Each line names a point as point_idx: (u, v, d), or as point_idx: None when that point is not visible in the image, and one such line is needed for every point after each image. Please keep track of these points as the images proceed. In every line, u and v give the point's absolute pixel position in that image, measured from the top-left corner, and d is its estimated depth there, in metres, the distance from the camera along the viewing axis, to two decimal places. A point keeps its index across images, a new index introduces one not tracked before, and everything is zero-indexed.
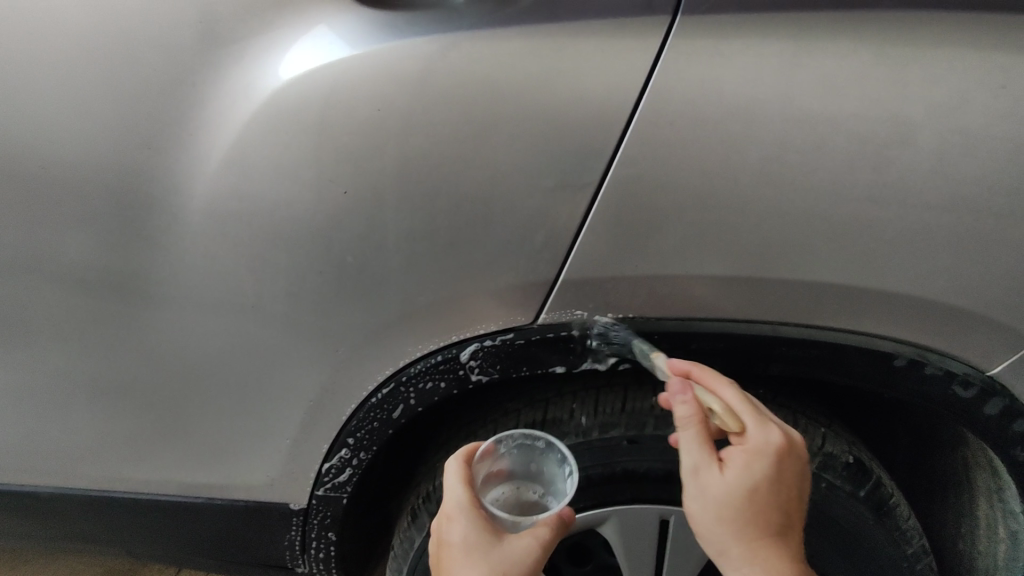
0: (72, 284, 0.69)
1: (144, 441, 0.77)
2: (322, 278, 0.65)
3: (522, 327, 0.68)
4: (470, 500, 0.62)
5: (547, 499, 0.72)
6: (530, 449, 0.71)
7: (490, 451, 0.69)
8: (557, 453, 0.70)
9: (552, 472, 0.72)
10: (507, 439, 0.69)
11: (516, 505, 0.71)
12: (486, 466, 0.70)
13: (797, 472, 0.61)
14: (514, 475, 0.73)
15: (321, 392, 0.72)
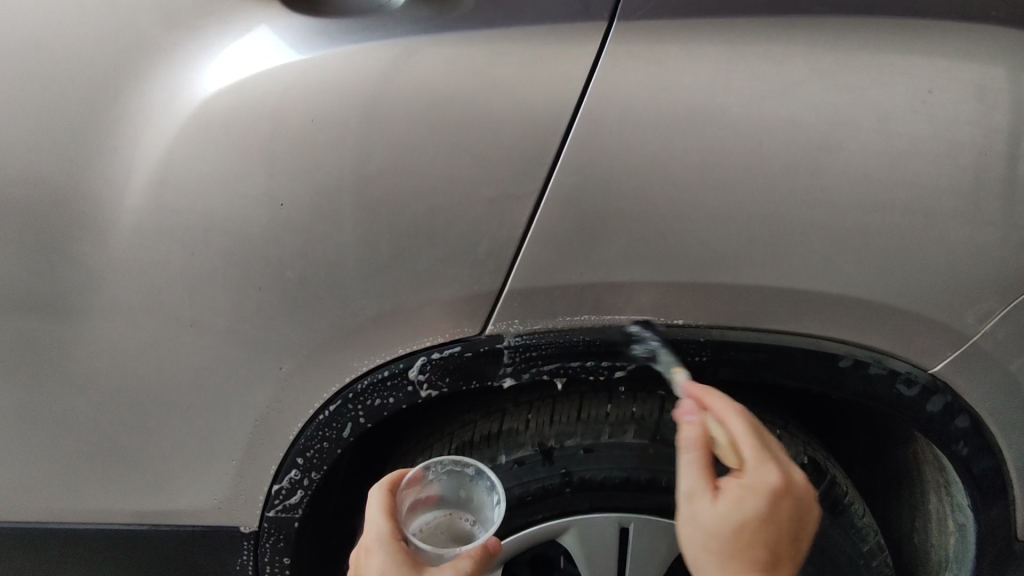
0: (20, 304, 0.72)
1: (112, 454, 0.80)
2: (264, 295, 0.67)
3: (469, 340, 0.69)
4: (390, 532, 0.63)
5: (476, 528, 0.73)
6: (460, 474, 0.75)
7: (417, 478, 0.71)
8: (487, 480, 0.74)
9: (482, 499, 0.75)
10: (435, 464, 0.73)
11: (444, 532, 0.72)
12: (413, 493, 0.72)
13: (790, 511, 0.59)
14: (446, 502, 0.75)
15: (282, 402, 0.74)
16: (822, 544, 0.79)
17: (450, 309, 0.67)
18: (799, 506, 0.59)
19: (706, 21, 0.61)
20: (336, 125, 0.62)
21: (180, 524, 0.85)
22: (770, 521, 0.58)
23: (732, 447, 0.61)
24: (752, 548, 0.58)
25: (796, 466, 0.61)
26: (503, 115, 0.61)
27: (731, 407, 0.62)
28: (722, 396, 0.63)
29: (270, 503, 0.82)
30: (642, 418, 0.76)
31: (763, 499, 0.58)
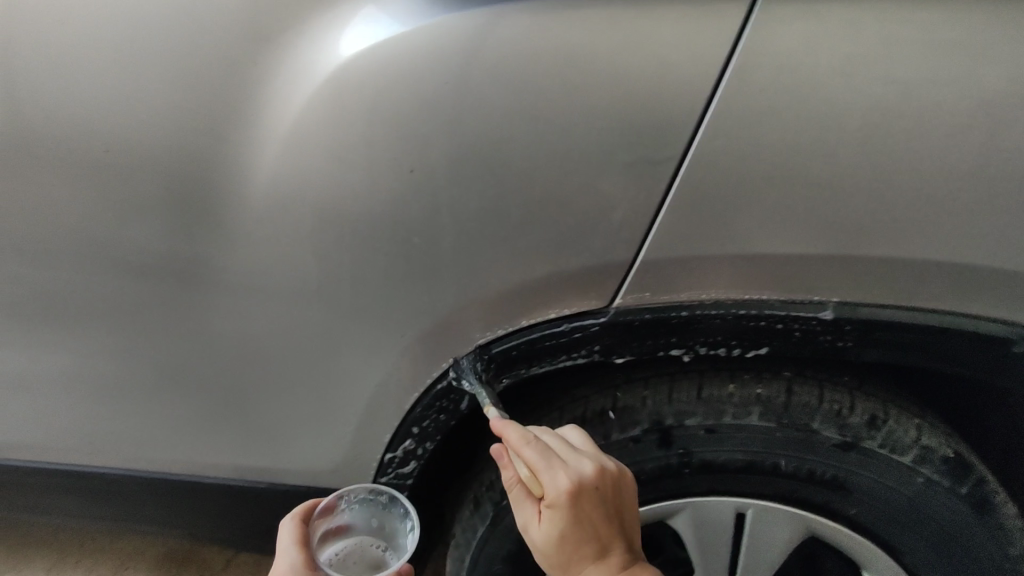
0: (158, 270, 0.76)
1: (237, 415, 0.84)
2: (390, 264, 0.68)
3: (596, 313, 0.67)
4: (302, 563, 0.71)
5: (387, 552, 0.82)
6: (374, 502, 0.83)
7: (330, 507, 0.80)
8: (400, 507, 0.82)
9: (394, 525, 0.83)
10: (348, 495, 0.80)
11: (356, 558, 0.81)
12: (326, 522, 0.80)
13: (597, 510, 0.66)
14: (354, 529, 0.84)
15: (402, 370, 0.75)
16: (966, 544, 0.74)
17: (576, 281, 0.65)
18: (606, 502, 0.66)
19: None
20: (470, 92, 0.61)
21: (297, 483, 0.89)
22: (583, 524, 0.66)
23: (533, 476, 0.66)
24: (588, 545, 0.67)
25: (584, 464, 0.65)
26: (644, 76, 0.58)
27: (520, 440, 0.66)
28: (517, 425, 0.67)
29: (384, 470, 0.84)
30: (767, 401, 0.72)
31: (590, 504, 0.65)
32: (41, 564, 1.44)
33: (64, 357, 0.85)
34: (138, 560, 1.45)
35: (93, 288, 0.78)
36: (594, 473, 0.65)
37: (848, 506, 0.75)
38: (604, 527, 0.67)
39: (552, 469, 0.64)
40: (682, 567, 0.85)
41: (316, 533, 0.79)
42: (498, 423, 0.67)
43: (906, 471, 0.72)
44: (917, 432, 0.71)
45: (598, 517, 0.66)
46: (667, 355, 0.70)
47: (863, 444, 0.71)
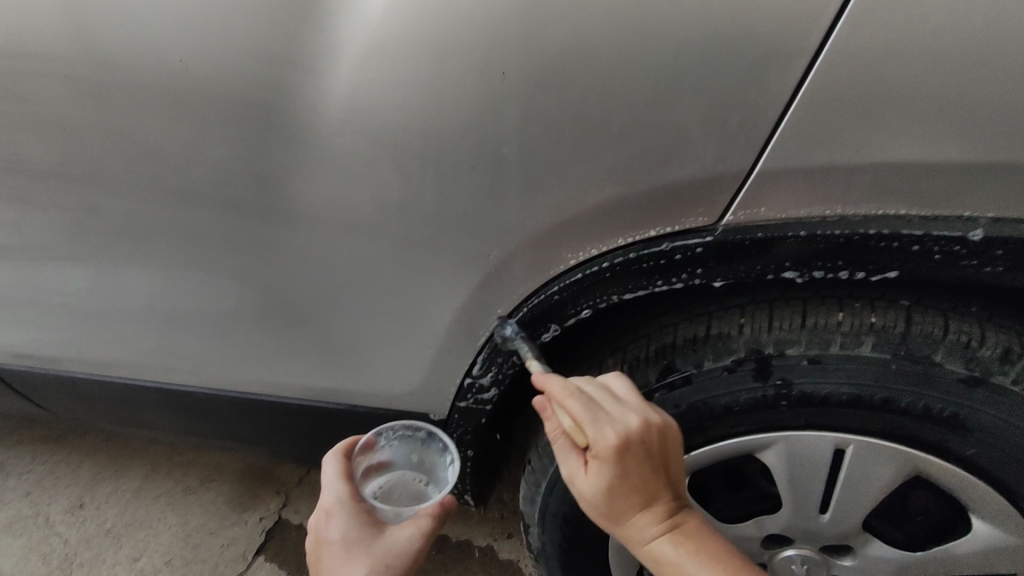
0: (231, 188, 0.73)
1: (317, 337, 0.83)
2: (476, 176, 0.64)
3: (703, 230, 0.61)
4: (349, 496, 0.72)
5: (428, 485, 0.83)
6: (412, 438, 0.85)
7: (370, 444, 0.81)
8: (438, 443, 0.84)
9: (433, 460, 0.85)
10: (388, 431, 0.83)
11: (397, 491, 0.82)
12: (367, 458, 0.82)
13: (646, 465, 0.62)
14: (396, 465, 0.85)
15: (486, 292, 0.72)
16: None
17: (682, 196, 0.60)
18: (650, 455, 0.62)
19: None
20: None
21: (376, 406, 0.89)
22: (631, 478, 0.63)
23: (578, 428, 0.64)
24: (635, 499, 0.64)
25: (633, 418, 0.62)
26: None
27: (563, 392, 0.64)
28: (562, 381, 0.66)
29: (462, 393, 0.83)
30: (882, 330, 0.67)
31: (636, 458, 0.62)
32: (133, 475, 1.55)
33: (148, 278, 0.86)
34: (220, 475, 1.54)
35: (172, 206, 0.77)
36: (639, 427, 0.62)
37: (966, 446, 0.69)
38: (653, 482, 0.63)
39: (599, 424, 0.61)
40: (768, 502, 0.83)
41: (359, 469, 0.80)
42: (542, 377, 0.67)
43: None
44: None
45: (645, 471, 0.63)
46: (782, 278, 0.63)
47: (988, 379, 0.66)
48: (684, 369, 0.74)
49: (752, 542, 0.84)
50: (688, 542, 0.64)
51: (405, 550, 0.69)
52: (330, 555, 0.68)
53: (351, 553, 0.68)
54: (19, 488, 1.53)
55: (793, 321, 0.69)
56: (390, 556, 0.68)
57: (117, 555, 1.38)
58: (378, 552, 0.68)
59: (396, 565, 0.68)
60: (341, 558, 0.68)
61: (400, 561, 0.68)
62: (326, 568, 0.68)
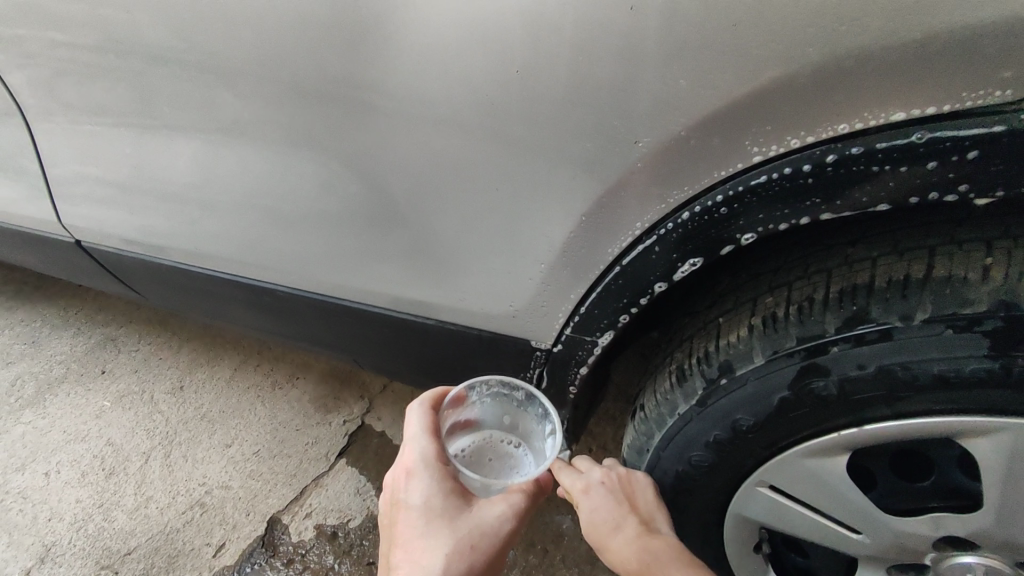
0: (314, 42, 0.59)
1: (406, 238, 0.71)
2: (633, 20, 0.46)
3: (994, 115, 0.41)
4: (434, 457, 0.63)
5: (519, 452, 0.71)
6: (507, 398, 0.72)
7: (461, 398, 0.70)
8: (537, 408, 0.71)
9: (528, 426, 0.72)
10: (481, 385, 0.71)
11: (483, 455, 0.71)
12: (455, 414, 0.71)
13: (611, 498, 0.67)
14: (484, 425, 0.74)
15: (621, 195, 0.55)
16: None
17: (960, 58, 0.40)
18: (614, 493, 0.67)
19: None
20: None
21: (467, 325, 0.76)
22: (600, 512, 0.66)
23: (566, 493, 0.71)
24: (606, 530, 0.65)
25: (595, 469, 0.70)
26: None
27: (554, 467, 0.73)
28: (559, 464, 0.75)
29: (574, 324, 0.67)
30: None
31: (596, 493, 0.67)
32: (228, 365, 1.58)
33: (230, 153, 0.76)
34: (306, 373, 1.55)
35: (249, 65, 0.65)
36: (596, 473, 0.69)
37: None
38: (621, 512, 0.66)
39: (565, 481, 0.70)
40: (954, 499, 0.64)
41: (444, 424, 0.70)
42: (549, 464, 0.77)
43: None
44: None
45: (608, 503, 0.66)
46: None
47: None
48: (886, 320, 0.54)
49: (923, 542, 0.65)
50: (658, 557, 0.61)
51: (494, 530, 0.58)
52: (410, 522, 0.59)
53: (431, 525, 0.58)
54: (126, 365, 1.60)
55: None
56: (477, 535, 0.58)
57: (210, 440, 1.42)
58: (464, 529, 0.58)
59: (482, 546, 0.58)
60: (420, 529, 0.58)
61: (487, 542, 0.58)
62: (405, 535, 0.59)
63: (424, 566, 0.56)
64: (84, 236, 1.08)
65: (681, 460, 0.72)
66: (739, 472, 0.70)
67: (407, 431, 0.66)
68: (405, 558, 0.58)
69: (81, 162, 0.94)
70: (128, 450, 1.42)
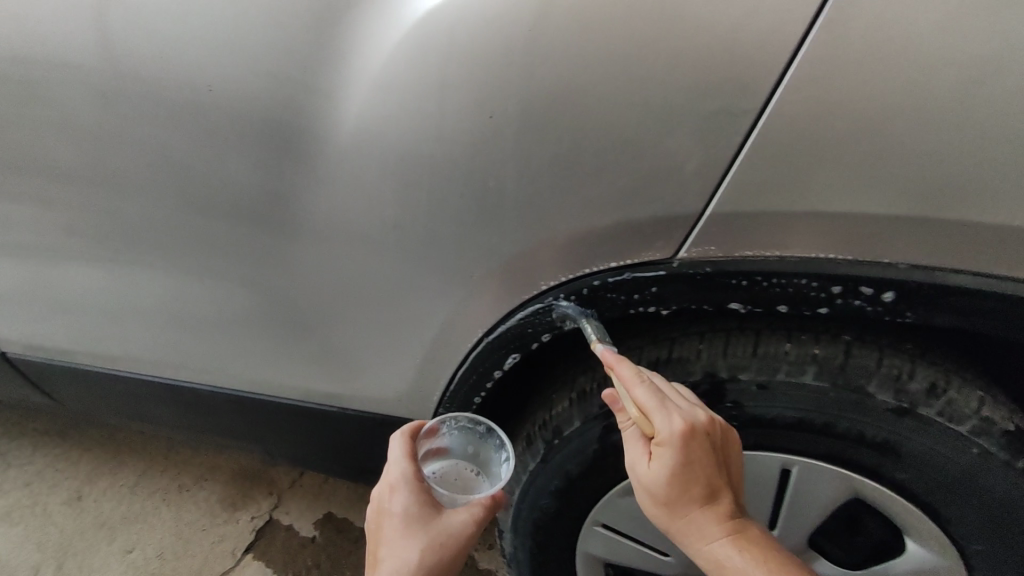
0: (241, 204, 0.82)
1: (314, 342, 0.91)
2: (462, 202, 0.71)
3: (661, 262, 0.68)
4: (411, 475, 0.81)
5: (480, 475, 0.92)
6: (471, 431, 0.90)
7: (435, 431, 0.88)
8: (495, 440, 0.90)
9: (487, 453, 0.92)
10: (451, 423, 0.88)
11: (452, 477, 0.92)
12: (429, 442, 0.90)
13: (709, 455, 0.67)
14: (453, 452, 0.93)
15: (465, 311, 0.79)
16: (1014, 519, 0.73)
17: (638, 235, 0.67)
18: (714, 449, 0.68)
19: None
20: (557, 25, 0.61)
21: (363, 410, 0.96)
22: (695, 466, 0.67)
23: (643, 416, 0.68)
24: (694, 488, 0.69)
25: (698, 411, 0.68)
26: (724, 25, 0.57)
27: (634, 379, 0.68)
28: (632, 364, 0.69)
29: (444, 404, 0.89)
30: (824, 361, 0.72)
31: (699, 449, 0.67)
32: (131, 471, 1.60)
33: (167, 278, 0.94)
34: (215, 474, 1.59)
35: (190, 217, 0.86)
36: (705, 420, 0.67)
37: (897, 470, 0.74)
38: (716, 471, 0.69)
39: (665, 411, 0.66)
40: None
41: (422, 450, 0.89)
42: (611, 358, 0.69)
43: (960, 441, 0.71)
44: (977, 403, 0.70)
45: (704, 462, 0.67)
46: (728, 308, 0.70)
47: (918, 411, 0.71)
48: None
49: None
50: (731, 535, 0.70)
51: (459, 533, 0.78)
52: (392, 526, 0.78)
53: (411, 528, 0.78)
54: (20, 478, 1.59)
55: (743, 345, 0.75)
56: (445, 535, 0.78)
57: (110, 548, 1.45)
58: (435, 532, 0.78)
59: (449, 544, 0.77)
60: (402, 531, 0.78)
61: (454, 540, 0.78)
62: (387, 536, 0.78)
63: (404, 559, 0.76)
64: (8, 348, 1.17)
65: (535, 507, 0.93)
66: (579, 514, 0.92)
67: (389, 454, 0.83)
68: (389, 553, 0.77)
69: (12, 285, 1.06)
70: (19, 564, 1.42)
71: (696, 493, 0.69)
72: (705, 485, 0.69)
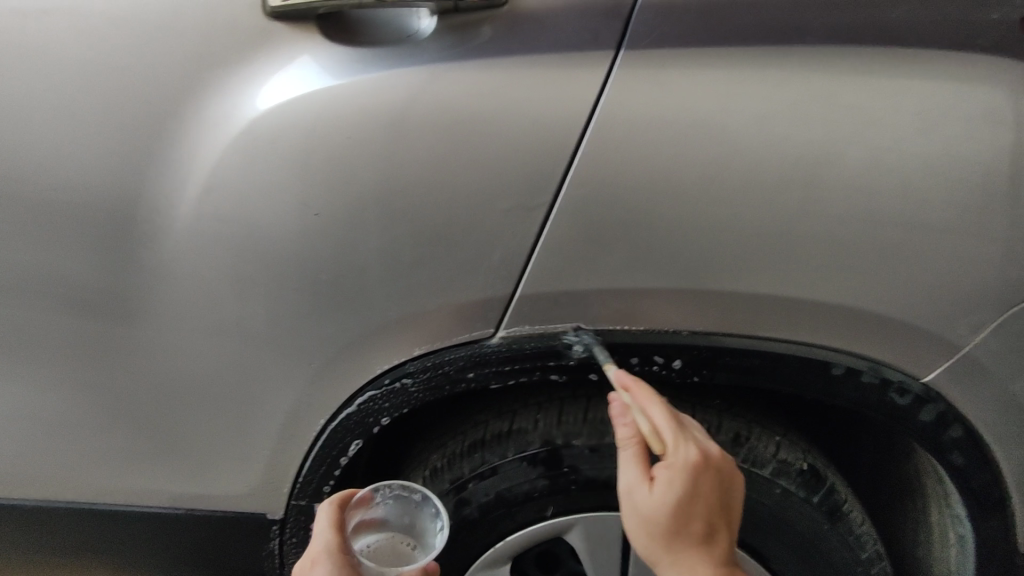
0: (67, 302, 0.79)
1: (155, 441, 0.87)
2: (296, 292, 0.74)
3: (483, 341, 0.73)
4: (335, 546, 0.72)
5: (415, 549, 0.84)
6: (405, 500, 0.84)
7: (366, 500, 0.81)
8: (431, 508, 0.83)
9: (423, 522, 0.85)
10: (383, 490, 0.81)
11: (385, 552, 0.83)
12: (361, 512, 0.82)
13: (714, 486, 0.67)
14: (389, 523, 0.86)
15: (309, 396, 0.79)
16: (820, 548, 0.82)
17: (463, 315, 0.72)
18: (721, 482, 0.68)
19: (721, 30, 0.64)
20: (371, 131, 0.68)
21: (212, 509, 0.91)
22: (698, 495, 0.67)
23: (657, 436, 0.67)
24: (691, 520, 0.68)
25: (711, 445, 0.69)
26: (515, 132, 0.66)
27: (637, 399, 0.68)
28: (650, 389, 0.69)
29: (295, 494, 0.87)
30: None
31: (709, 479, 0.66)
32: None
33: None
34: None
35: (9, 317, 0.81)
36: (717, 454, 0.68)
37: None
38: (723, 504, 0.69)
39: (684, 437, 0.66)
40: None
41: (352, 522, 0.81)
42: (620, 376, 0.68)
43: (765, 483, 0.80)
44: (775, 448, 0.80)
45: (711, 495, 0.67)
46: (551, 378, 0.76)
47: None
48: (493, 460, 0.83)
49: None
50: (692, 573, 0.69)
51: None
52: None
53: None
54: None
55: (575, 410, 0.82)
56: None
57: None
58: None
59: None
60: None
61: None
62: None
63: None
64: None
65: None
66: None
67: (315, 526, 0.75)
68: None
69: None
70: None
71: (694, 525, 0.68)
72: (704, 517, 0.68)
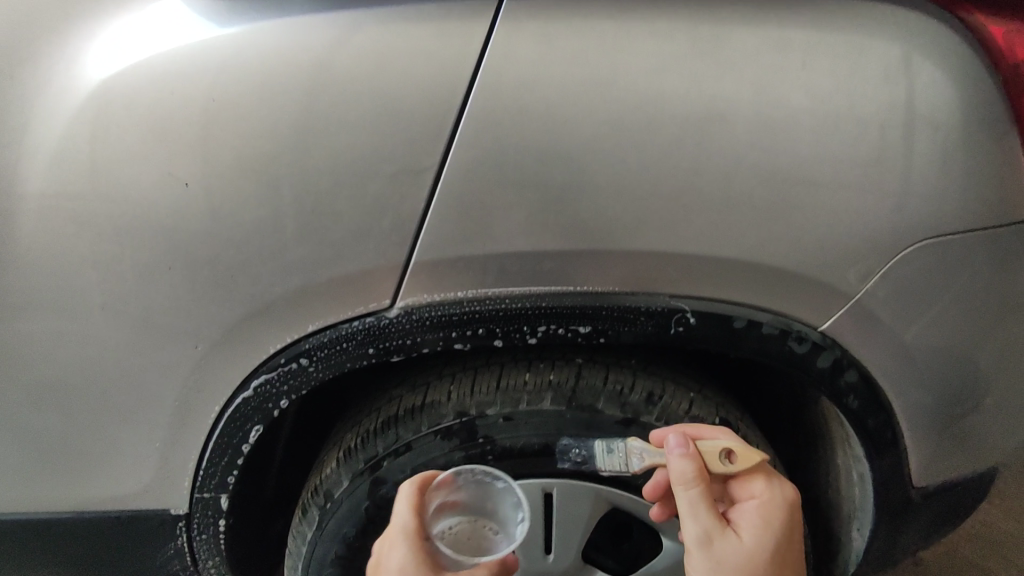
0: None
1: (33, 441, 0.79)
2: (172, 271, 0.68)
3: (381, 312, 0.69)
4: (414, 530, 0.69)
5: (496, 535, 0.78)
6: (486, 485, 0.78)
7: (447, 482, 0.75)
8: (512, 496, 0.78)
9: (506, 511, 0.79)
10: (467, 473, 0.76)
11: (462, 539, 0.77)
12: (441, 496, 0.76)
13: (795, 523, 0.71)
14: (468, 508, 0.79)
15: (200, 382, 0.74)
16: None
17: (356, 287, 0.68)
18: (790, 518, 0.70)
19: None
20: (239, 92, 0.62)
21: (107, 510, 0.85)
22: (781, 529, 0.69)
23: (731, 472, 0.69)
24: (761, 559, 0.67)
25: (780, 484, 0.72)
26: (396, 88, 0.61)
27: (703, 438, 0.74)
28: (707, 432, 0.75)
29: (197, 486, 0.82)
30: (559, 385, 0.78)
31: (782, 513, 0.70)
32: None
33: None
34: None
35: None
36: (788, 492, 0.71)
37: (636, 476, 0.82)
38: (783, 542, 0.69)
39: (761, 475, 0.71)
40: None
41: (433, 506, 0.75)
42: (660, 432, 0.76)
43: None
44: (688, 404, 0.80)
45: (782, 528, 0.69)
46: (457, 347, 0.72)
47: (641, 419, 0.79)
48: (406, 437, 0.80)
49: None
50: None
51: None
52: None
53: None
54: None
55: (488, 380, 0.79)
56: None
57: None
58: None
59: None
60: None
61: None
62: None
63: None
64: None
65: None
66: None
67: (395, 502, 0.72)
68: None
69: None
70: None
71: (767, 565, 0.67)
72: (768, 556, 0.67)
